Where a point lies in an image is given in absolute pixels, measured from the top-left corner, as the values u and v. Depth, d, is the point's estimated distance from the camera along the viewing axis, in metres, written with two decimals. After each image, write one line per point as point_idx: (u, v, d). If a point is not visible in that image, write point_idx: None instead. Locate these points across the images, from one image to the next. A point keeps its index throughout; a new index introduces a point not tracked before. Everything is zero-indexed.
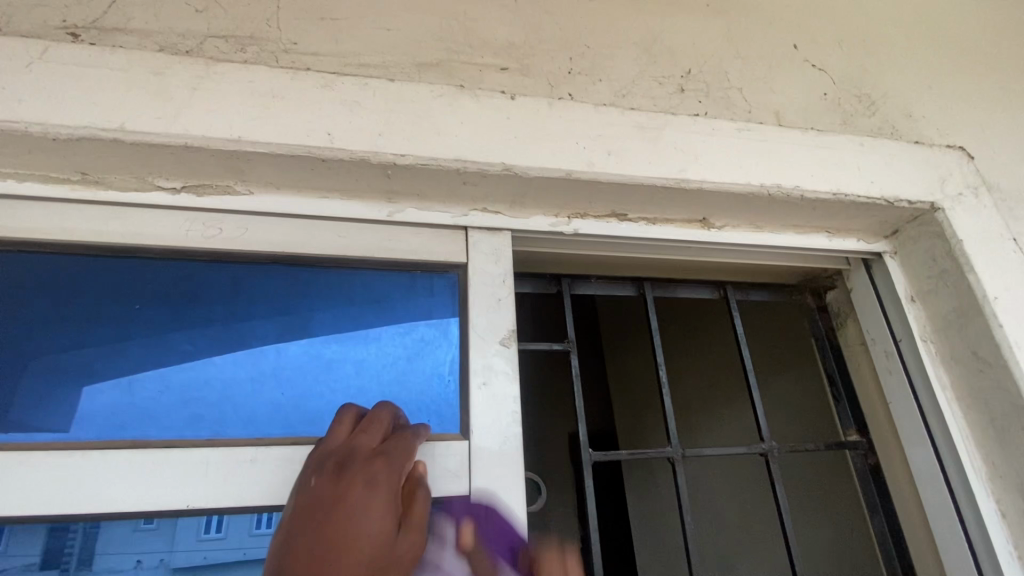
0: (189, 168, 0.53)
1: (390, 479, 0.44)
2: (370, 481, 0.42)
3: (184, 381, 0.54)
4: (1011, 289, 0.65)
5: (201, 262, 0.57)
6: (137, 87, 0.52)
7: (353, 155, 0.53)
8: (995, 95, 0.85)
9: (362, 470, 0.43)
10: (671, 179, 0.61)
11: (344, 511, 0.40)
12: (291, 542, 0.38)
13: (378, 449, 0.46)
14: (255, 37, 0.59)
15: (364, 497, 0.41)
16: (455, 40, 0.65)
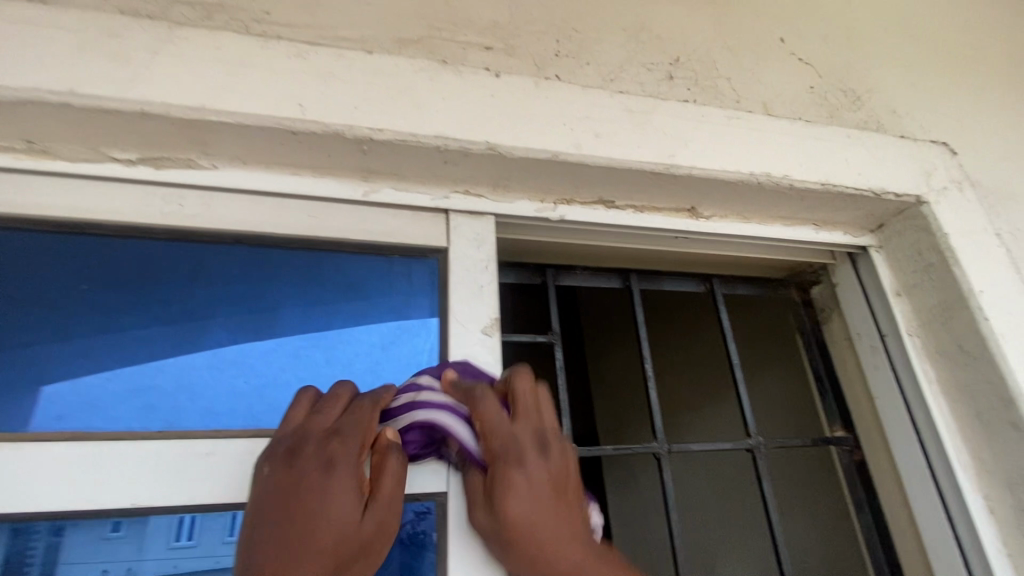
0: (147, 139, 0.49)
1: (348, 462, 0.41)
2: (326, 469, 0.40)
3: (137, 368, 0.49)
4: (995, 282, 0.65)
5: (159, 242, 0.53)
6: (90, 49, 0.48)
7: (326, 128, 0.50)
8: (974, 95, 0.86)
9: (317, 460, 0.41)
10: (661, 165, 0.59)
11: (301, 505, 0.39)
12: (253, 540, 0.38)
13: (333, 428, 0.43)
14: (224, 4, 0.56)
15: (320, 492, 0.39)
16: (437, 16, 0.63)
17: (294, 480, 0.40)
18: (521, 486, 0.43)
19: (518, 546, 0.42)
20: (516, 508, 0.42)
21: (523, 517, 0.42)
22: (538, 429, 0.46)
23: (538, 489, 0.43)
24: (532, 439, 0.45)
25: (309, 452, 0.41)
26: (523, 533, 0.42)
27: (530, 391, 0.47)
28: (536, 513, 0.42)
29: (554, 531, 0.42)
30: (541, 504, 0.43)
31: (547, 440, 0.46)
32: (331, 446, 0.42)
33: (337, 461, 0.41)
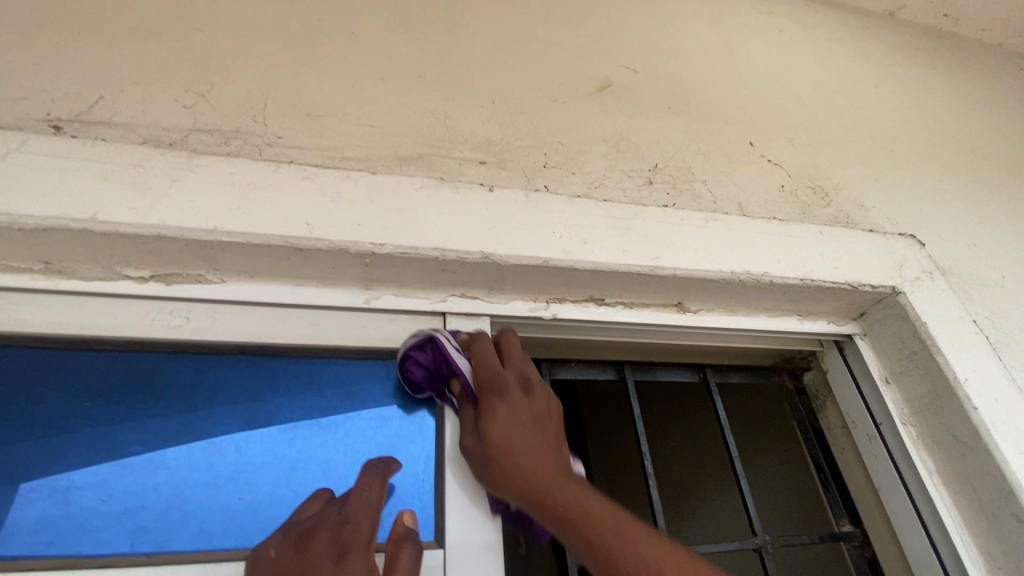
0: (160, 257, 0.52)
1: (359, 547, 0.41)
2: (335, 556, 0.40)
3: (132, 487, 0.48)
4: (979, 370, 0.66)
5: (162, 354, 0.54)
6: (115, 178, 0.52)
7: (331, 245, 0.53)
8: (935, 188, 0.92)
9: (325, 549, 0.41)
10: (646, 267, 0.63)
11: None
12: None
13: (342, 516, 0.43)
14: (240, 131, 0.62)
15: None
16: (435, 135, 0.69)
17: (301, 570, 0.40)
18: (501, 411, 0.50)
19: (499, 467, 0.49)
20: (494, 428, 0.49)
21: (501, 437, 0.49)
22: (522, 375, 0.54)
23: (517, 415, 0.50)
24: (518, 377, 0.53)
25: (316, 542, 0.41)
26: (501, 454, 0.48)
27: (517, 347, 0.57)
28: (515, 436, 0.49)
29: (534, 459, 0.48)
30: (519, 429, 0.50)
31: (532, 385, 0.54)
32: (339, 534, 0.41)
33: (345, 546, 0.40)
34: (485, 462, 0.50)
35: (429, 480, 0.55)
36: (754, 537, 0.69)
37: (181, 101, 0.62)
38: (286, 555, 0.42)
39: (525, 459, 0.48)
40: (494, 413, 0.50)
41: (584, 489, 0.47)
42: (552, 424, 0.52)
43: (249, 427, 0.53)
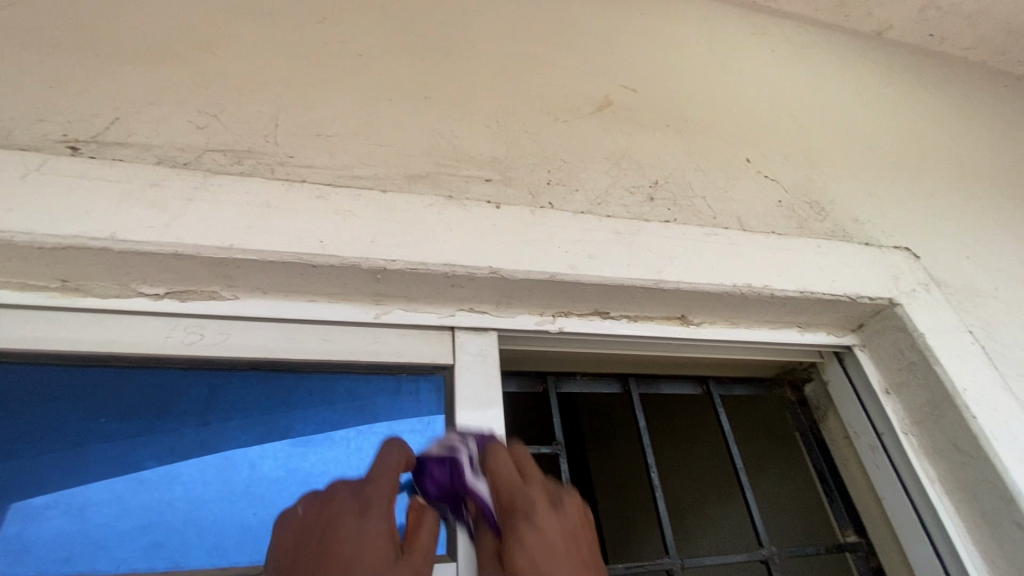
0: (175, 274, 0.53)
1: (380, 507, 0.45)
2: (359, 510, 0.44)
3: (147, 503, 0.49)
4: (977, 380, 0.68)
5: (175, 370, 0.55)
6: (132, 198, 0.53)
7: (344, 261, 0.55)
8: (927, 201, 0.95)
9: (347, 503, 0.45)
10: (650, 281, 0.64)
11: (341, 542, 0.42)
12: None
13: (363, 479, 0.47)
14: (252, 151, 0.63)
15: (356, 532, 0.42)
16: (442, 154, 0.71)
17: (326, 522, 0.43)
18: (529, 537, 0.44)
19: None
20: (522, 555, 0.43)
21: (531, 563, 0.43)
22: (545, 488, 0.49)
23: (549, 540, 0.45)
24: (545, 494, 0.49)
25: (341, 498, 0.45)
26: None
27: (530, 460, 0.53)
28: (547, 556, 0.43)
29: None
30: (552, 556, 0.43)
31: (560, 498, 0.49)
32: (362, 491, 0.46)
33: (367, 502, 0.45)
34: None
35: None
36: (761, 548, 0.69)
37: (194, 122, 0.64)
38: (310, 511, 0.45)
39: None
40: (522, 536, 0.44)
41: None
42: (582, 543, 0.47)
43: (263, 442, 0.54)
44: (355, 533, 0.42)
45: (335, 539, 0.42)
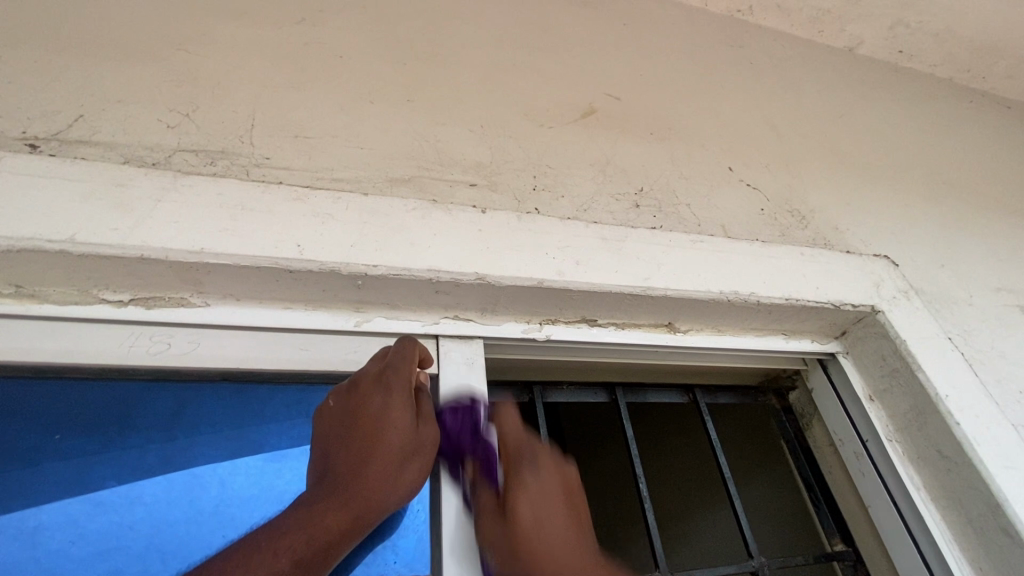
0: (141, 280, 0.50)
1: (398, 389, 0.49)
2: (383, 393, 0.49)
3: (104, 527, 0.45)
4: (957, 386, 0.69)
5: (140, 382, 0.51)
6: (95, 197, 0.50)
7: (322, 266, 0.52)
8: (902, 211, 0.97)
9: (371, 390, 0.49)
10: (638, 288, 0.63)
11: (366, 420, 0.48)
12: (329, 453, 0.47)
13: (382, 368, 0.51)
14: (227, 152, 0.60)
15: (377, 412, 0.48)
16: (425, 157, 0.69)
17: (356, 406, 0.49)
18: (532, 486, 0.49)
19: (525, 539, 0.46)
20: (524, 501, 0.48)
21: (534, 515, 0.47)
22: (550, 450, 0.54)
23: (550, 490, 0.49)
24: (548, 451, 0.54)
25: (365, 385, 0.50)
26: (532, 528, 0.46)
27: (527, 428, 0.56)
28: (545, 509, 0.48)
29: (565, 543, 0.46)
30: (550, 506, 0.48)
31: (562, 459, 0.53)
32: (383, 377, 0.50)
33: (390, 386, 0.49)
34: (511, 538, 0.46)
35: (424, 509, 0.52)
36: (750, 559, 0.68)
37: (165, 120, 0.61)
38: (342, 399, 0.50)
39: (557, 538, 0.46)
40: (525, 483, 0.49)
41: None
42: (579, 505, 0.51)
43: (233, 458, 0.50)
44: (382, 414, 0.48)
45: (366, 420, 0.48)
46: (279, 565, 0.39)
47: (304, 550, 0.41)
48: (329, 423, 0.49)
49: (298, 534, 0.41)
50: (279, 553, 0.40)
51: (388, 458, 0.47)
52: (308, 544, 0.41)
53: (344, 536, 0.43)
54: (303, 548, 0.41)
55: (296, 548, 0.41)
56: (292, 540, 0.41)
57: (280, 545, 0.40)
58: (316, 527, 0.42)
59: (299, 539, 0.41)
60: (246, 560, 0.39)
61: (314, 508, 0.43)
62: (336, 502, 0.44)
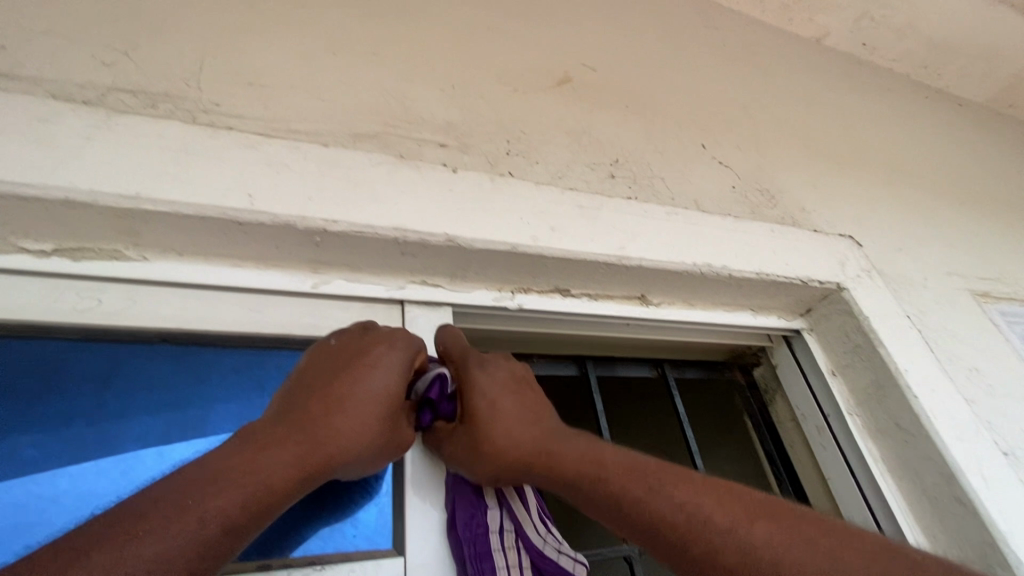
0: (68, 229, 0.45)
1: (403, 351, 0.47)
2: (388, 346, 0.47)
3: (23, 500, 0.40)
4: (916, 361, 0.71)
5: (68, 343, 0.46)
6: (12, 132, 0.43)
7: (277, 220, 0.48)
8: (863, 195, 0.99)
9: (378, 340, 0.47)
10: (612, 256, 0.62)
11: (362, 366, 0.44)
12: (297, 398, 0.42)
13: (392, 330, 0.48)
14: (170, 95, 0.55)
15: (375, 362, 0.45)
16: (392, 114, 0.65)
17: (356, 350, 0.46)
18: (486, 382, 0.49)
19: (487, 434, 0.47)
20: (482, 403, 0.48)
21: (492, 409, 0.48)
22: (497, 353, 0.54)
23: (501, 386, 0.50)
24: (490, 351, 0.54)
25: (374, 334, 0.47)
26: (493, 424, 0.47)
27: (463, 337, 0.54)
28: (502, 401, 0.49)
29: (527, 430, 0.48)
30: (507, 396, 0.49)
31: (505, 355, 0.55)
32: (394, 334, 0.48)
33: (397, 343, 0.47)
34: (475, 438, 0.47)
35: (385, 483, 0.51)
36: None
37: (99, 57, 0.55)
38: (345, 339, 0.47)
39: (519, 427, 0.48)
40: (477, 388, 0.48)
41: (588, 444, 0.48)
42: (534, 391, 0.53)
43: (175, 428, 0.46)
44: (379, 365, 0.45)
45: (360, 365, 0.44)
46: (203, 533, 0.32)
47: (238, 514, 0.34)
48: (318, 365, 0.45)
49: (233, 494, 0.34)
50: (206, 518, 0.33)
51: (363, 413, 0.43)
52: (244, 506, 0.34)
53: (283, 497, 0.37)
54: (238, 510, 0.34)
55: (229, 512, 0.34)
56: (226, 502, 0.34)
57: (211, 507, 0.33)
58: (258, 485, 0.36)
59: (234, 499, 0.34)
60: (162, 523, 0.31)
61: (258, 460, 0.37)
62: (290, 455, 0.38)
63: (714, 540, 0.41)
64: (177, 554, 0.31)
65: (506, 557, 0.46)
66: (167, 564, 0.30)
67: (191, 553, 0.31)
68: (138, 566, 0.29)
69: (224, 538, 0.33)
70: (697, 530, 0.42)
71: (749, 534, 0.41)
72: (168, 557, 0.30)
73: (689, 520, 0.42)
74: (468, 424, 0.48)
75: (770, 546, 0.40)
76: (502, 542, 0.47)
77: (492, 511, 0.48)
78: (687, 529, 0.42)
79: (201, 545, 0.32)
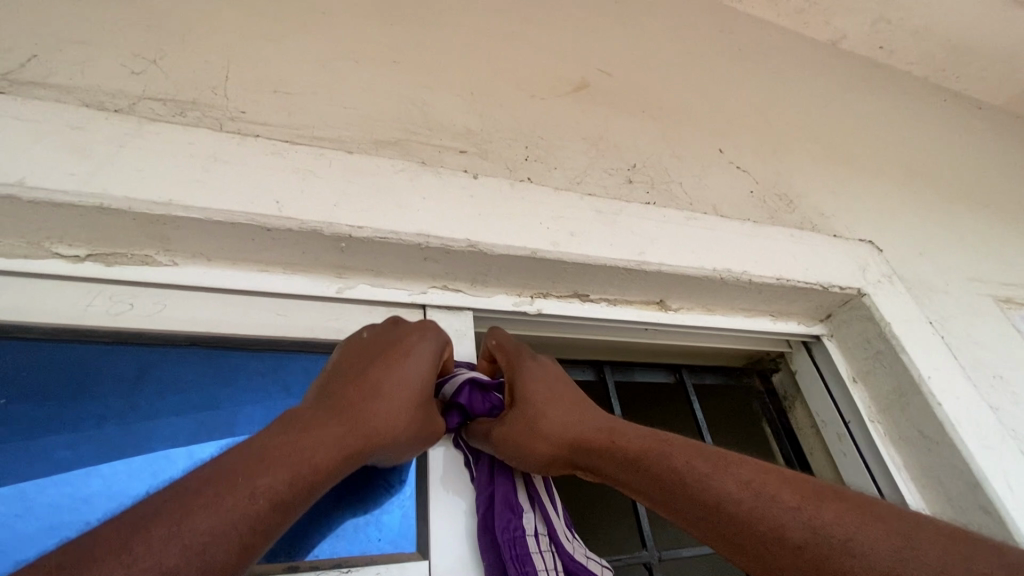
0: (101, 235, 0.46)
1: (432, 343, 0.49)
2: (418, 338, 0.48)
3: (56, 500, 0.41)
4: (939, 368, 0.70)
5: (99, 346, 0.47)
6: (48, 140, 0.45)
7: (303, 225, 0.49)
8: (882, 199, 0.98)
9: (408, 332, 0.48)
10: (632, 262, 0.62)
11: (395, 356, 0.46)
12: (334, 386, 0.43)
13: (420, 323, 0.50)
14: (198, 103, 0.56)
15: (406, 352, 0.46)
16: (413, 121, 0.65)
17: (387, 342, 0.47)
18: (536, 373, 0.52)
19: (537, 419, 0.48)
20: (533, 388, 0.50)
21: (543, 396, 0.50)
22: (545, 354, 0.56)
23: (551, 378, 0.52)
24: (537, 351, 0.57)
25: (403, 328, 0.49)
26: (544, 409, 0.49)
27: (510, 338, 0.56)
28: (553, 391, 0.51)
29: (582, 416, 0.49)
30: (557, 388, 0.51)
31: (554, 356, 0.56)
32: (422, 327, 0.50)
33: (427, 335, 0.49)
34: (527, 420, 0.48)
35: (409, 486, 0.51)
36: None
37: (129, 66, 0.56)
38: (376, 332, 0.49)
39: (570, 415, 0.49)
40: (530, 375, 0.51)
41: (650, 429, 0.48)
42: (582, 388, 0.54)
43: (203, 430, 0.47)
44: (411, 355, 0.47)
45: (393, 355, 0.46)
46: (254, 508, 0.33)
47: (285, 491, 0.35)
48: (351, 357, 0.46)
49: (280, 472, 0.35)
50: (256, 494, 0.33)
51: (397, 399, 0.44)
52: (291, 483, 0.35)
53: (327, 478, 0.37)
54: (286, 487, 0.35)
55: (278, 488, 0.34)
56: (272, 479, 0.34)
57: (261, 483, 0.33)
58: (303, 464, 0.36)
59: (282, 477, 0.35)
60: (216, 498, 0.32)
61: (301, 441, 0.38)
62: (332, 437, 0.39)
63: (778, 515, 0.37)
64: (232, 527, 0.31)
65: (545, 560, 0.45)
66: (223, 536, 0.31)
67: (244, 527, 0.32)
68: (195, 538, 0.30)
69: (274, 514, 0.33)
70: (759, 507, 0.38)
71: (818, 512, 0.37)
72: (222, 530, 0.31)
73: (752, 498, 0.39)
74: (521, 408, 0.49)
75: (840, 523, 0.36)
76: (539, 546, 0.46)
77: (527, 514, 0.48)
78: (749, 505, 0.39)
79: (253, 519, 0.32)
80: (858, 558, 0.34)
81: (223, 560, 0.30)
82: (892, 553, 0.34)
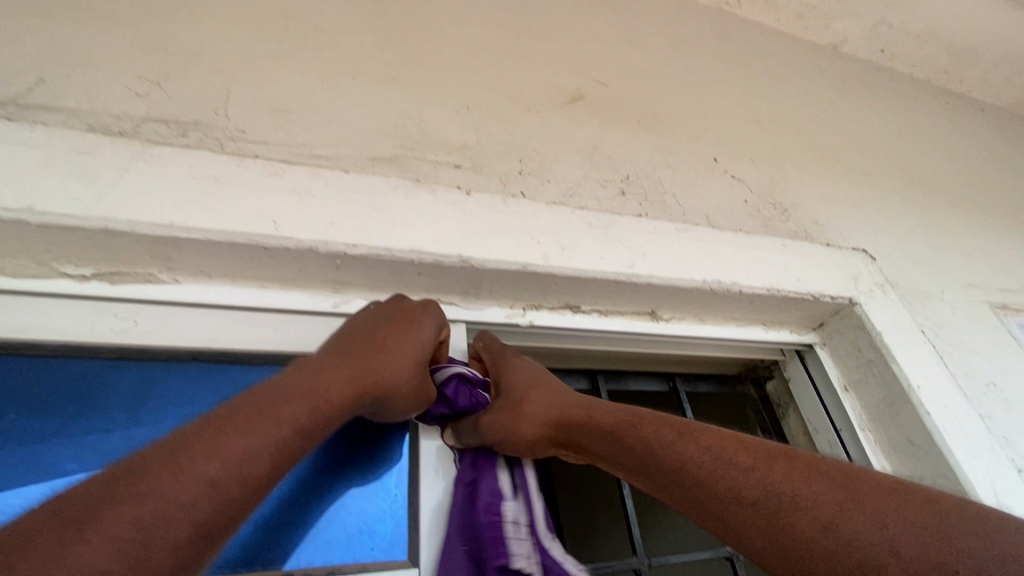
0: (105, 255, 0.48)
1: (436, 317, 0.52)
2: (424, 310, 0.51)
3: None
4: (929, 378, 0.70)
5: (104, 361, 0.49)
6: (56, 165, 0.47)
7: (300, 244, 0.50)
8: (878, 206, 0.99)
9: (416, 303, 0.51)
10: (622, 274, 0.63)
11: (404, 321, 0.49)
12: (348, 336, 0.46)
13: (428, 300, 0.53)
14: (200, 123, 0.58)
15: (414, 320, 0.49)
16: (409, 137, 0.67)
17: (398, 307, 0.50)
18: (520, 363, 0.56)
19: (525, 400, 0.53)
20: (518, 375, 0.55)
21: (527, 381, 0.55)
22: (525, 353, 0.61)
23: (534, 366, 0.57)
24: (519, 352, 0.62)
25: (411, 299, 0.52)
26: (529, 392, 0.54)
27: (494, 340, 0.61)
28: (536, 376, 0.55)
29: (562, 397, 0.54)
30: (539, 373, 0.56)
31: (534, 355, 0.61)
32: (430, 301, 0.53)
33: (432, 309, 0.52)
34: (514, 401, 0.53)
35: (401, 498, 0.53)
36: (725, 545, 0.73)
37: (133, 88, 0.58)
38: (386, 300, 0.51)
39: (552, 396, 0.54)
40: (512, 365, 0.56)
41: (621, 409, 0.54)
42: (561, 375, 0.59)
43: None
44: (417, 322, 0.49)
45: (403, 321, 0.49)
46: (281, 433, 0.36)
47: (306, 420, 0.38)
48: (363, 315, 0.49)
49: (302, 404, 0.38)
50: (283, 419, 0.36)
51: (402, 358, 0.47)
52: (310, 414, 0.38)
53: (337, 415, 0.41)
54: (307, 418, 0.38)
55: (301, 416, 0.37)
56: (297, 409, 0.37)
57: (288, 411, 0.37)
58: (319, 399, 0.39)
59: (302, 409, 0.38)
60: (251, 422, 0.35)
61: (319, 380, 0.41)
62: (344, 380, 0.42)
63: (733, 474, 0.44)
64: (262, 444, 0.34)
65: (518, 545, 0.46)
66: (255, 451, 0.34)
67: (272, 447, 0.35)
68: (235, 452, 0.33)
69: (296, 438, 0.36)
70: (718, 467, 0.45)
71: (770, 470, 0.43)
72: (255, 449, 0.34)
73: (713, 460, 0.45)
74: (509, 391, 0.54)
75: (788, 480, 0.42)
76: (517, 533, 0.47)
77: (508, 501, 0.50)
78: (712, 467, 0.45)
79: (280, 442, 0.35)
80: (803, 508, 0.40)
81: (257, 473, 0.33)
82: (831, 502, 0.39)
